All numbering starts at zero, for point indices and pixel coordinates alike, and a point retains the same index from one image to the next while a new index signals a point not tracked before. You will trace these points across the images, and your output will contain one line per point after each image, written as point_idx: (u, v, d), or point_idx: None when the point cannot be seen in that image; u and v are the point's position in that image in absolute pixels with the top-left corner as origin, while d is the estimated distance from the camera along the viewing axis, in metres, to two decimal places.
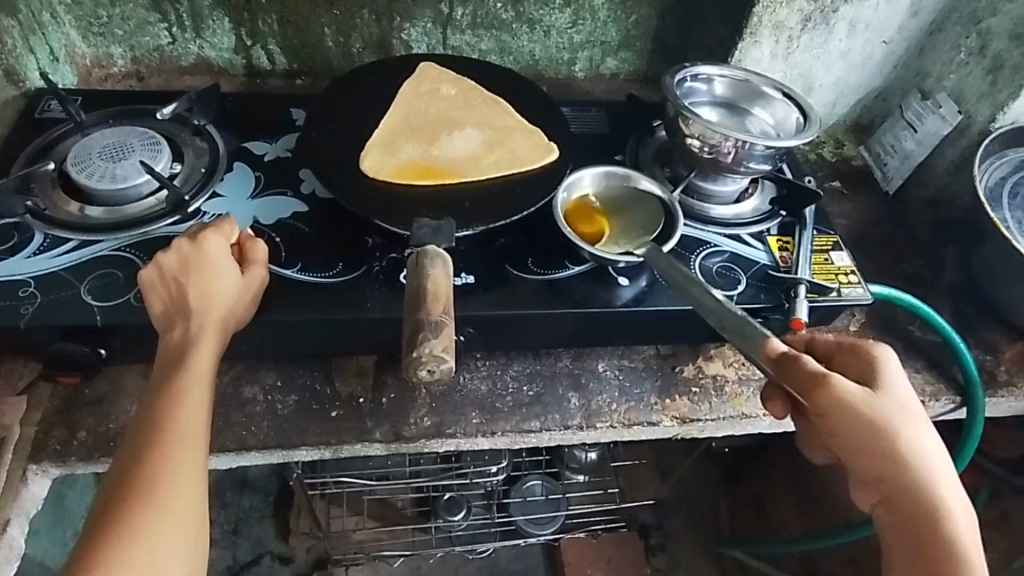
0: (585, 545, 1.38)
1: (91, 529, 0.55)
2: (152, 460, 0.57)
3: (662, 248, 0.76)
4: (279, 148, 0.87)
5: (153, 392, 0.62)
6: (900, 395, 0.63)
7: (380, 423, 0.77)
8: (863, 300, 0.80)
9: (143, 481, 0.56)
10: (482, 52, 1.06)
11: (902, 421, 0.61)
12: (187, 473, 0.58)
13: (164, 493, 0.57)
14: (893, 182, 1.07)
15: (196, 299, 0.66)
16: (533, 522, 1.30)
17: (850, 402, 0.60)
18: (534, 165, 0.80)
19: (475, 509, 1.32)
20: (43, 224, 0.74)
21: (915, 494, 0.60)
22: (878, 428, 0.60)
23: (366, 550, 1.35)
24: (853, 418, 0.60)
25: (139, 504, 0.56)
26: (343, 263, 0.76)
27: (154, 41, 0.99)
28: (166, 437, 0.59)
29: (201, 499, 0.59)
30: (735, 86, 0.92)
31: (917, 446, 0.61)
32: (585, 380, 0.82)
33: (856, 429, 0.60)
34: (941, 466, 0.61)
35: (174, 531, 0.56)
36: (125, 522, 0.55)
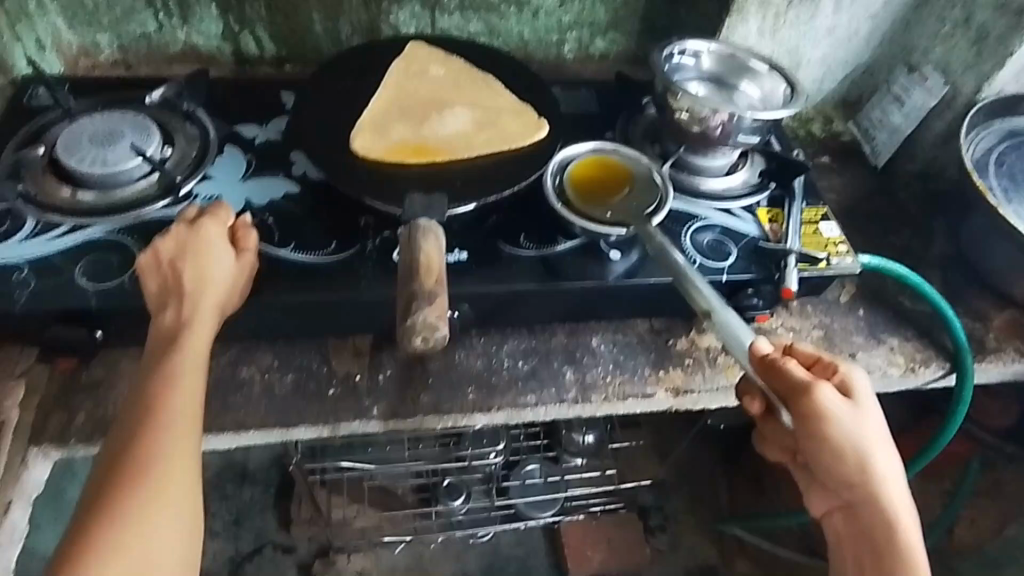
0: (585, 527, 1.42)
1: (88, 508, 0.56)
2: (148, 442, 0.58)
3: (652, 220, 0.76)
4: (270, 132, 0.87)
5: (147, 375, 0.62)
6: (875, 411, 0.66)
7: (377, 401, 0.77)
8: (852, 270, 0.81)
9: (137, 463, 0.57)
10: (471, 34, 1.06)
11: (876, 435, 0.65)
12: (181, 456, 0.59)
13: (160, 475, 0.57)
14: (882, 156, 1.07)
15: (189, 283, 0.66)
16: (534, 505, 1.33)
17: (831, 413, 0.64)
18: (524, 142, 0.81)
19: (475, 494, 1.32)
20: (35, 209, 0.74)
21: (876, 506, 0.65)
22: (854, 439, 0.64)
23: (367, 537, 1.35)
24: (831, 424, 0.64)
25: (134, 485, 0.57)
26: (336, 242, 0.76)
27: (141, 28, 0.99)
28: (162, 420, 0.59)
29: (196, 482, 0.60)
30: (722, 61, 0.93)
31: (886, 461, 0.65)
32: (579, 355, 0.83)
33: (837, 441, 0.64)
34: (902, 481, 0.66)
35: (169, 511, 0.57)
36: (121, 503, 0.56)
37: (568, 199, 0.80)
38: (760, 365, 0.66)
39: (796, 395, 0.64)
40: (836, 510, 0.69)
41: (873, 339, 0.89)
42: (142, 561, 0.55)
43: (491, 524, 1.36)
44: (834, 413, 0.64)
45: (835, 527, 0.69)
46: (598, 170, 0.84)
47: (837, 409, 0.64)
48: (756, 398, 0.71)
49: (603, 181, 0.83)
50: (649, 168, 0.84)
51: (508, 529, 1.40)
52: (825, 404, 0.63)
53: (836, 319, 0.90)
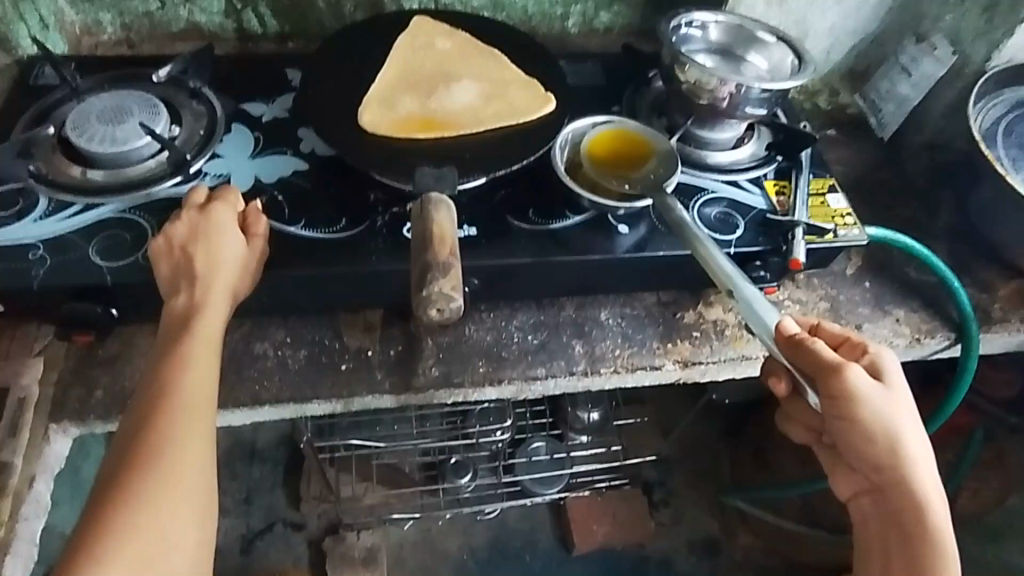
0: (590, 504, 1.43)
1: (104, 489, 0.57)
2: (160, 424, 0.59)
3: (664, 187, 0.77)
4: (276, 109, 0.87)
5: (160, 358, 0.63)
6: (905, 394, 0.67)
7: (389, 375, 0.78)
8: (859, 240, 0.82)
9: (151, 444, 0.58)
10: (474, 8, 1.06)
11: (906, 416, 0.66)
12: (194, 437, 0.60)
13: (172, 454, 0.58)
14: (889, 128, 1.07)
15: (201, 267, 0.67)
16: (539, 481, 1.33)
17: (862, 393, 0.64)
18: (533, 115, 0.81)
19: (482, 471, 1.33)
20: (47, 188, 0.74)
21: (906, 488, 0.66)
22: (884, 419, 0.65)
23: (377, 513, 1.37)
24: (862, 404, 0.64)
25: (148, 465, 0.57)
26: (347, 218, 0.77)
27: (143, 6, 0.98)
28: (174, 403, 0.60)
29: (209, 463, 0.60)
30: (730, 32, 0.92)
31: (915, 443, 0.66)
32: (588, 328, 0.84)
33: (867, 421, 0.65)
34: (931, 464, 0.67)
35: (183, 490, 0.58)
36: (136, 482, 0.57)
37: (580, 176, 0.81)
38: (789, 344, 0.66)
39: (826, 377, 0.64)
40: (863, 492, 0.70)
41: (879, 310, 0.89)
42: (156, 541, 0.56)
43: (498, 500, 1.37)
44: (866, 394, 0.64)
45: (862, 509, 0.70)
46: (604, 141, 0.84)
47: (869, 390, 0.64)
48: (782, 379, 0.72)
49: (613, 150, 0.83)
50: (656, 135, 0.84)
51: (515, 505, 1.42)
52: (856, 385, 0.64)
53: (842, 291, 0.90)
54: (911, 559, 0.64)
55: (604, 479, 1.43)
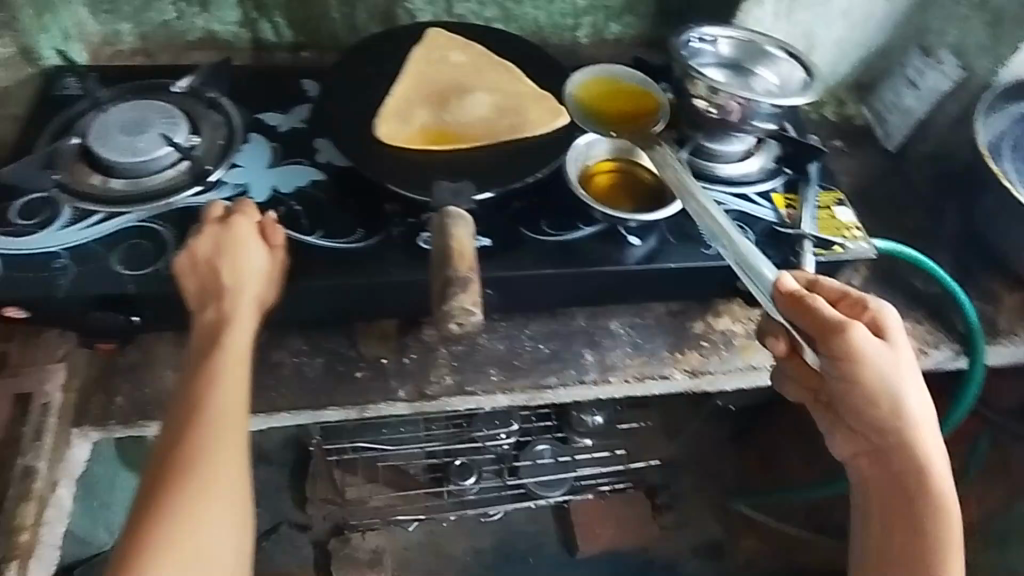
0: (596, 506, 1.46)
1: (143, 500, 0.60)
2: (195, 438, 0.61)
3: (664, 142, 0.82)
4: (293, 119, 0.88)
5: (193, 371, 0.66)
6: (907, 351, 0.70)
7: (404, 382, 0.80)
8: (867, 254, 0.83)
9: (186, 456, 0.60)
10: (486, 19, 1.09)
11: (906, 375, 0.68)
12: (229, 449, 0.62)
13: (206, 467, 0.60)
14: (894, 139, 1.08)
15: (228, 281, 0.68)
16: (543, 485, 1.35)
17: (859, 351, 0.67)
18: (546, 128, 0.82)
19: (486, 473, 1.34)
20: (70, 198, 0.76)
21: (909, 446, 0.68)
22: (882, 377, 0.67)
23: (382, 514, 1.38)
24: (861, 361, 0.67)
25: (184, 478, 0.60)
26: (362, 229, 0.78)
27: (160, 16, 1.02)
28: (208, 415, 0.62)
29: (244, 472, 0.62)
30: (740, 46, 0.90)
31: (918, 401, 0.69)
32: (599, 338, 0.86)
33: (867, 378, 0.67)
34: (931, 422, 0.69)
35: (219, 500, 0.60)
36: (174, 494, 0.59)
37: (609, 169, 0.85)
38: (788, 301, 0.68)
39: (833, 336, 0.67)
40: (862, 450, 0.71)
41: None
42: (198, 550, 0.58)
43: (502, 503, 1.39)
44: (863, 350, 0.67)
45: (862, 466, 0.71)
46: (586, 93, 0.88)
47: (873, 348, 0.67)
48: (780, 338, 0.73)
49: (609, 104, 0.87)
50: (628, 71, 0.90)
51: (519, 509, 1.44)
52: (861, 344, 0.67)
53: None
54: (915, 514, 0.66)
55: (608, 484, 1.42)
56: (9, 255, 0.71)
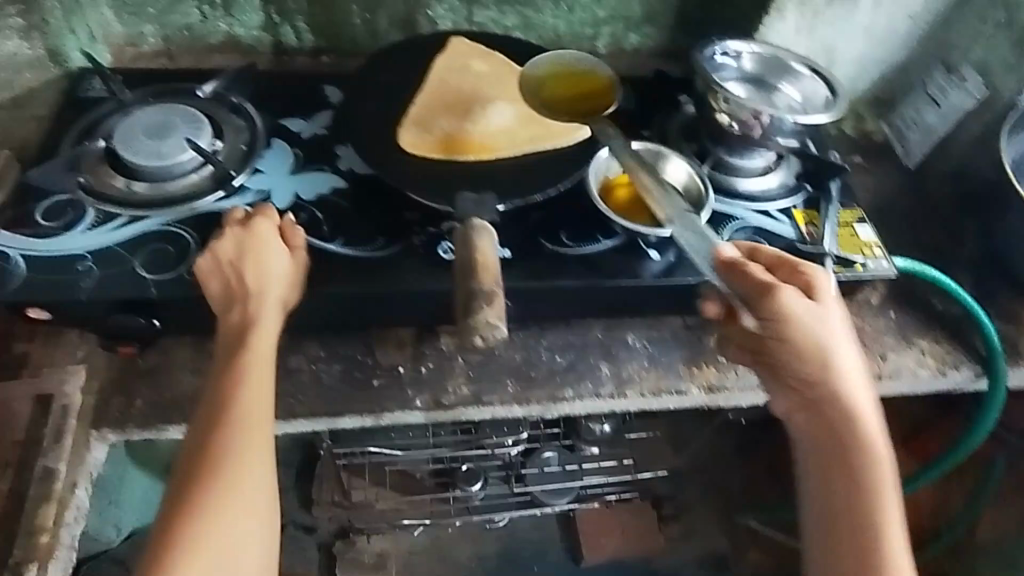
0: (604, 514, 1.46)
1: (173, 500, 0.61)
2: (222, 439, 0.63)
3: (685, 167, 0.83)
4: (315, 126, 0.89)
5: (219, 372, 0.67)
6: (837, 309, 0.69)
7: (421, 391, 0.80)
8: (887, 273, 0.83)
9: (213, 456, 0.62)
10: (507, 27, 1.09)
11: (836, 334, 0.68)
12: (254, 449, 0.63)
13: (232, 469, 0.62)
14: (915, 157, 1.07)
15: (252, 283, 0.69)
16: (550, 492, 1.34)
17: (789, 313, 0.66)
18: (568, 141, 0.82)
19: (493, 479, 1.35)
20: (94, 200, 0.77)
21: (842, 406, 0.67)
22: (812, 337, 0.66)
23: (389, 519, 1.37)
24: (791, 323, 0.66)
25: (212, 480, 0.61)
26: (383, 237, 0.79)
27: (183, 19, 1.03)
28: (234, 417, 0.63)
29: (269, 472, 0.63)
30: (764, 62, 0.90)
31: (849, 361, 0.68)
32: (615, 350, 0.85)
33: (797, 340, 0.66)
34: (861, 380, 0.69)
35: (245, 502, 0.61)
36: (203, 496, 0.60)
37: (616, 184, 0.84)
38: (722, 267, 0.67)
39: (764, 300, 0.66)
40: (795, 413, 0.70)
41: (904, 340, 0.90)
42: (226, 549, 0.59)
43: (507, 510, 1.37)
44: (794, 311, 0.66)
45: (797, 429, 0.70)
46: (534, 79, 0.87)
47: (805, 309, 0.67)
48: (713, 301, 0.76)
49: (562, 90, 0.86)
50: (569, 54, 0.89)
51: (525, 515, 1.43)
52: (792, 307, 0.66)
53: (867, 320, 0.91)
54: (852, 475, 0.66)
55: (614, 492, 1.42)
56: (34, 256, 0.72)
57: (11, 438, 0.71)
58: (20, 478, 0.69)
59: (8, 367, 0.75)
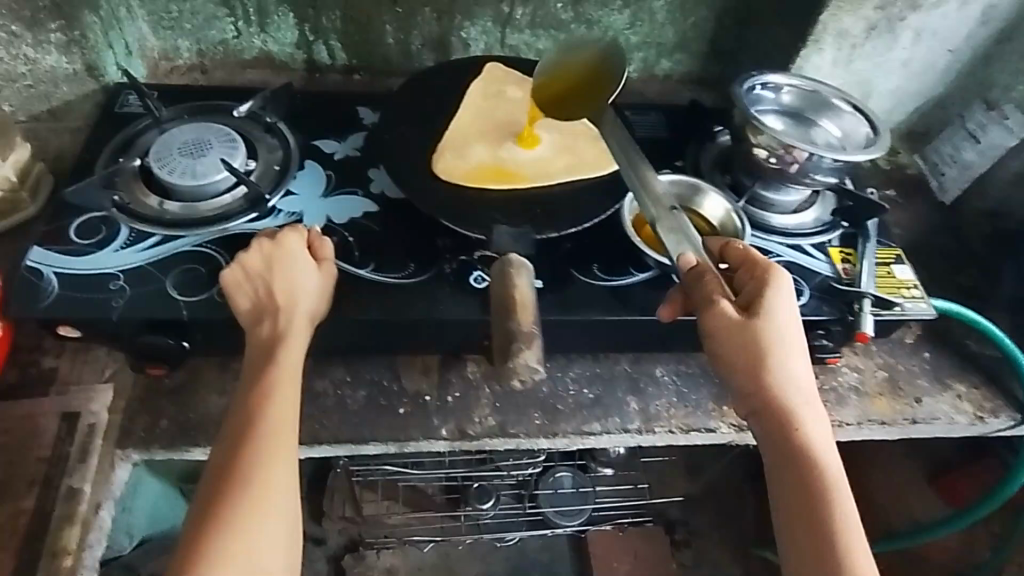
0: (612, 538, 1.41)
1: (196, 517, 0.60)
2: (248, 454, 0.61)
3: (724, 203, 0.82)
4: (348, 147, 0.88)
5: (246, 388, 0.66)
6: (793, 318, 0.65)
7: (446, 420, 0.79)
8: (927, 315, 0.81)
9: (239, 472, 0.61)
10: (539, 51, 1.09)
11: (780, 345, 0.64)
12: (280, 466, 0.62)
13: (255, 489, 0.60)
14: (950, 194, 1.05)
15: (283, 298, 0.69)
16: (561, 513, 1.30)
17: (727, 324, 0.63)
18: (602, 173, 0.81)
19: (504, 498, 1.31)
20: (128, 217, 0.77)
21: (789, 423, 0.63)
22: (752, 348, 0.63)
23: (397, 533, 1.38)
24: (730, 333, 0.63)
25: (235, 498, 0.59)
26: (415, 263, 0.78)
27: (219, 34, 1.03)
28: (260, 433, 0.62)
29: (293, 491, 0.62)
30: (803, 96, 0.89)
31: (801, 374, 0.65)
32: (643, 385, 0.84)
33: (737, 351, 0.63)
34: (814, 397, 0.64)
35: (266, 523, 0.59)
36: (226, 515, 0.59)
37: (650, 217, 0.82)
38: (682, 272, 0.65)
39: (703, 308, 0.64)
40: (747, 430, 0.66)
41: (939, 383, 0.88)
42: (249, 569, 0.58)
43: (518, 530, 1.35)
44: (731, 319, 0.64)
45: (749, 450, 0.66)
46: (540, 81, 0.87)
47: (751, 316, 0.64)
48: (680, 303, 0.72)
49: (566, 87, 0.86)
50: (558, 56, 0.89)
51: (534, 535, 1.40)
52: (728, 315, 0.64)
53: (901, 360, 0.90)
54: (799, 496, 0.60)
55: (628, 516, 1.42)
56: (66, 274, 0.72)
57: (36, 456, 0.71)
58: (45, 497, 0.69)
59: (37, 383, 0.75)
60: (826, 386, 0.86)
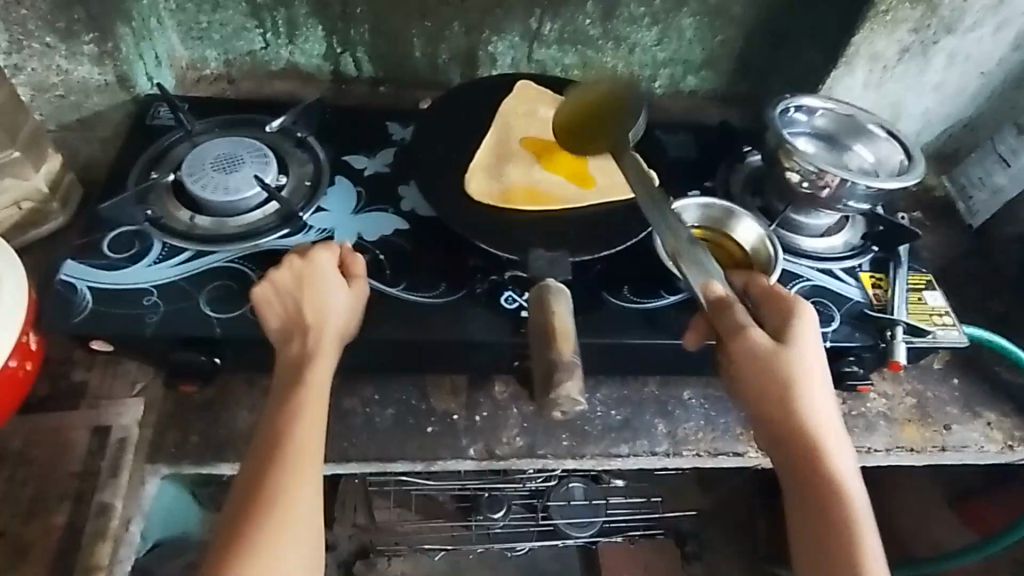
0: (622, 550, 1.45)
1: (223, 538, 0.59)
2: (274, 477, 0.61)
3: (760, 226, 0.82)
4: (378, 163, 0.88)
5: (274, 407, 0.65)
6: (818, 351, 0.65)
7: (474, 441, 0.79)
8: (959, 343, 0.80)
9: (265, 495, 0.60)
10: (566, 66, 1.08)
11: (811, 381, 0.63)
12: (305, 489, 0.61)
13: (279, 511, 0.60)
14: (979, 217, 1.04)
15: (312, 317, 0.68)
16: (573, 525, 1.28)
17: (758, 356, 0.62)
18: (634, 194, 0.81)
19: (515, 507, 1.28)
20: (160, 232, 0.77)
21: (819, 458, 0.62)
22: (785, 382, 0.62)
23: (408, 540, 1.36)
24: (761, 366, 0.62)
25: (260, 522, 0.59)
26: (446, 283, 0.78)
27: (247, 45, 1.04)
28: (286, 454, 0.62)
29: (317, 515, 0.62)
30: (837, 119, 0.89)
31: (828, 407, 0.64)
32: (671, 408, 0.84)
33: (769, 382, 0.62)
34: (841, 431, 0.64)
35: (289, 546, 0.59)
36: (252, 538, 0.58)
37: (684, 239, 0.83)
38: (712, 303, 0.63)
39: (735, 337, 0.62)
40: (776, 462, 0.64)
41: (969, 411, 0.87)
42: None
43: (529, 540, 1.34)
44: (764, 353, 0.62)
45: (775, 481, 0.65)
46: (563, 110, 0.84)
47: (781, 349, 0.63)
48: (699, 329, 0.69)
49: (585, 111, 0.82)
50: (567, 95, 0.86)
51: (545, 545, 1.39)
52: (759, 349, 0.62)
53: (930, 387, 0.89)
54: (827, 533, 0.60)
55: (639, 528, 1.39)
56: (100, 288, 0.72)
57: (67, 470, 0.71)
58: (76, 512, 0.69)
59: (68, 396, 0.75)
60: (854, 411, 0.86)
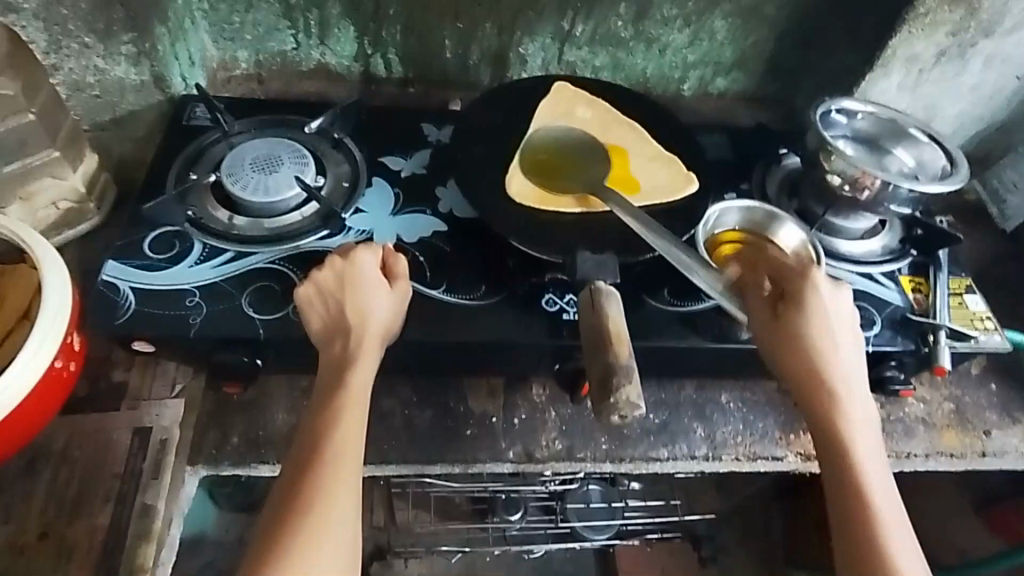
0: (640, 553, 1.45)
1: (260, 541, 0.58)
2: (312, 480, 0.60)
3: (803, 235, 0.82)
4: (414, 164, 0.88)
5: (315, 408, 0.65)
6: (856, 368, 0.67)
7: (513, 443, 0.78)
8: (1001, 348, 0.80)
9: (302, 498, 0.59)
10: (596, 67, 1.08)
11: (830, 355, 0.66)
12: (342, 494, 0.60)
13: (315, 514, 0.58)
14: (1012, 221, 1.04)
15: (354, 318, 0.68)
16: (590, 527, 1.26)
17: (782, 331, 0.66)
18: (677, 196, 0.80)
19: (532, 510, 1.28)
20: (201, 233, 0.77)
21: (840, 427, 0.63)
22: (804, 354, 0.65)
23: (425, 542, 1.34)
24: (783, 341, 0.66)
25: (297, 525, 0.58)
26: (486, 284, 0.78)
27: (280, 46, 1.03)
28: (324, 457, 0.61)
29: (353, 520, 0.60)
30: (878, 122, 0.89)
31: (860, 401, 0.65)
32: (709, 411, 0.83)
33: (790, 356, 0.66)
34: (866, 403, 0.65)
35: (326, 552, 0.57)
36: (284, 540, 0.57)
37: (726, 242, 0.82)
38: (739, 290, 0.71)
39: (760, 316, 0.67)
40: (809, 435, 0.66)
41: (1008, 417, 0.87)
42: None
43: (545, 541, 1.32)
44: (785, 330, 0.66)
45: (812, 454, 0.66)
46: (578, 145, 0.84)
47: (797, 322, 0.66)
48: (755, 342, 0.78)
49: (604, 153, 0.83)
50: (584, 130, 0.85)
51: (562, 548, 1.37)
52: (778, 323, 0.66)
53: (968, 393, 0.88)
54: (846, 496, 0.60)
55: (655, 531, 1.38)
56: (143, 289, 0.72)
57: (109, 471, 0.71)
58: (119, 513, 0.69)
59: (108, 396, 0.75)
60: (893, 416, 0.85)
